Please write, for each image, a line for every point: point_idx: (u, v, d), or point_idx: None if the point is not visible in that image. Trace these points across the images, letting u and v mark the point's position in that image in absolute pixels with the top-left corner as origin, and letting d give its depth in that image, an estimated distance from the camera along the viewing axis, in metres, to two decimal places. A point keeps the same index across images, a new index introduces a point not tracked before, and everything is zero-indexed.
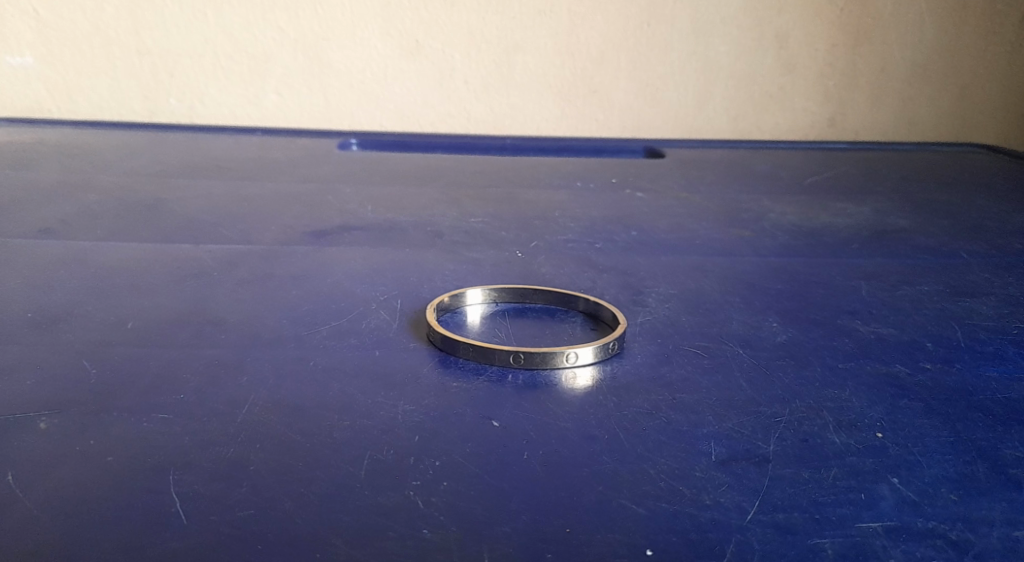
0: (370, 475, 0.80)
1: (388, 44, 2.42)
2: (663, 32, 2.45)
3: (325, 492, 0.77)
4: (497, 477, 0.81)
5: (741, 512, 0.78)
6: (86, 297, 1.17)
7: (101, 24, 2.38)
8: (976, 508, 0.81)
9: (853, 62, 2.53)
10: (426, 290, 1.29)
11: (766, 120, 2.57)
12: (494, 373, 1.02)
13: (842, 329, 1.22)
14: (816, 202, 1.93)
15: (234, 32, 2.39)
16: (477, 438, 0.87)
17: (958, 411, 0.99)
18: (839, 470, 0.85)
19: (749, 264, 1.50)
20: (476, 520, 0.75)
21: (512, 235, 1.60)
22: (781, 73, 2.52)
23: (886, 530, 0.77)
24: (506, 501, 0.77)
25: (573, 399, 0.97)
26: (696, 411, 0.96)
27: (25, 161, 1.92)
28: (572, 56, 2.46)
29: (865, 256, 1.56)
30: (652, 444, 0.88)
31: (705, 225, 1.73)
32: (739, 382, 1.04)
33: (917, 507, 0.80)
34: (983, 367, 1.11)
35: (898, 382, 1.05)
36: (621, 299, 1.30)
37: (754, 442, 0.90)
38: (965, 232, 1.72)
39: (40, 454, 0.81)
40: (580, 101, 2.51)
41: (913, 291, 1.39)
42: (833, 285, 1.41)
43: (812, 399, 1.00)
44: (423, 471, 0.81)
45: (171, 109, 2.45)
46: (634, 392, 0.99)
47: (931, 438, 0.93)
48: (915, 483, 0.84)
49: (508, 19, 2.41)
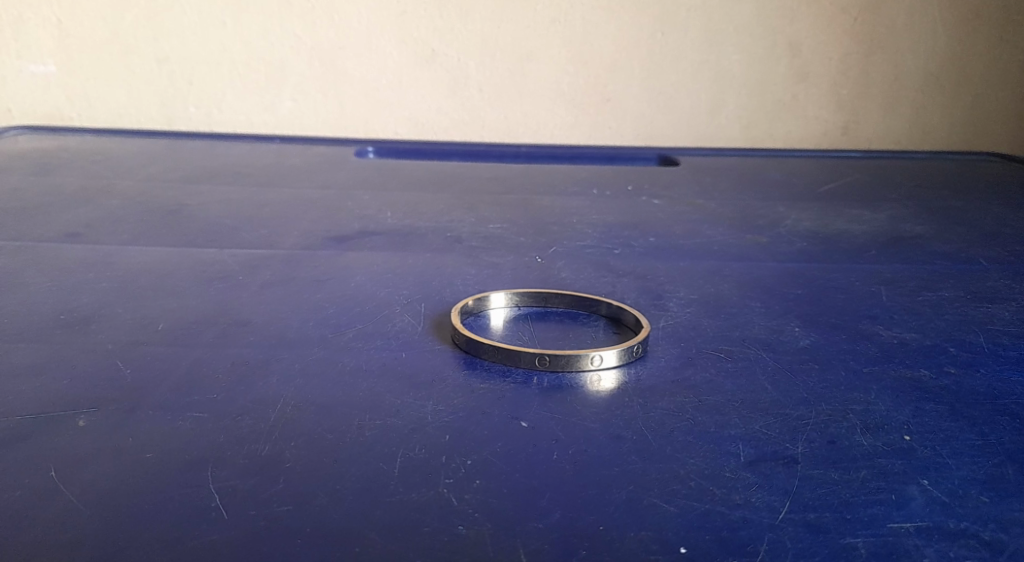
0: (402, 472, 0.80)
1: (403, 51, 2.44)
2: (676, 40, 2.46)
3: (359, 488, 0.78)
4: (528, 476, 0.81)
5: (772, 511, 0.78)
6: (113, 299, 1.18)
7: (120, 32, 2.40)
8: (1007, 509, 0.81)
9: (865, 71, 2.54)
10: (447, 293, 1.29)
11: (780, 129, 2.57)
12: (519, 374, 1.02)
13: (864, 333, 1.22)
14: (831, 209, 1.93)
15: (251, 39, 2.41)
16: (506, 437, 0.88)
17: (983, 414, 0.99)
18: (867, 471, 0.85)
19: (767, 270, 1.50)
20: (510, 517, 0.75)
21: (530, 240, 1.61)
22: (795, 81, 2.53)
23: (917, 530, 0.77)
24: (539, 498, 0.78)
25: (598, 400, 0.97)
26: (722, 412, 0.96)
27: (45, 167, 1.94)
28: (585, 65, 2.47)
29: (881, 262, 1.56)
30: (680, 445, 0.89)
31: (721, 231, 1.73)
32: (764, 385, 1.04)
33: (947, 507, 0.80)
34: (1007, 371, 1.11)
35: (922, 386, 1.05)
36: (641, 303, 1.31)
37: (781, 444, 0.90)
38: (982, 239, 1.72)
39: (76, 451, 0.82)
40: (593, 108, 2.52)
41: (932, 296, 1.39)
42: (852, 290, 1.41)
43: (837, 402, 1.00)
44: (454, 469, 0.81)
45: (188, 116, 2.47)
46: (660, 394, 0.99)
47: (958, 440, 0.93)
48: (944, 484, 0.84)
49: (521, 27, 2.42)
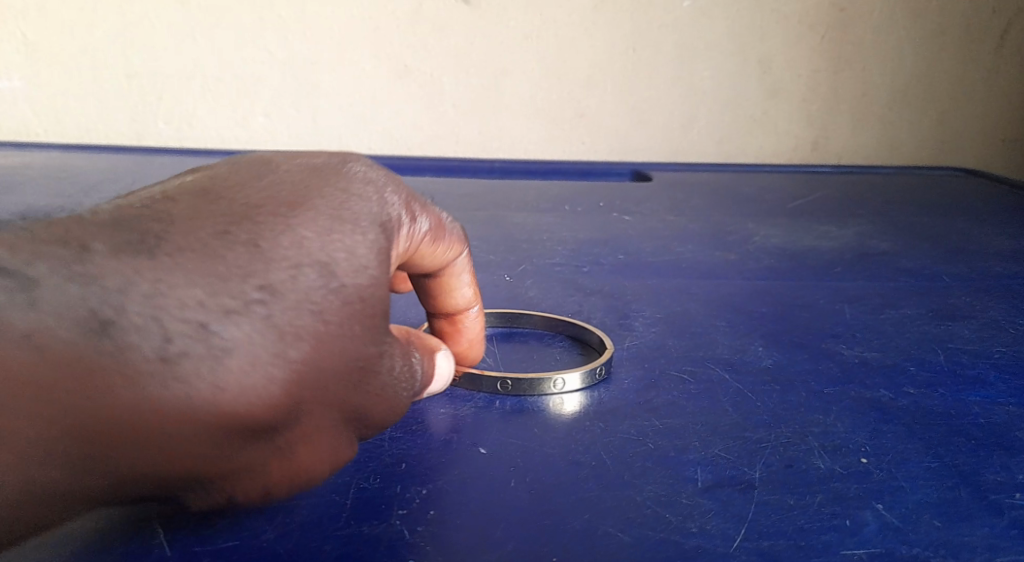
0: (356, 503, 0.80)
1: (377, 67, 2.44)
2: (648, 57, 2.47)
3: (309, 521, 0.77)
4: (484, 504, 0.81)
5: (726, 539, 0.78)
6: None
7: (91, 47, 2.42)
8: (960, 533, 0.82)
9: (834, 88, 2.56)
10: (413, 312, 1.29)
11: (751, 145, 2.60)
12: (482, 398, 1.02)
13: (827, 353, 1.23)
14: (800, 225, 1.95)
15: (224, 55, 2.42)
16: (463, 464, 0.88)
17: (939, 435, 0.99)
18: (823, 496, 0.86)
19: (734, 288, 1.51)
20: (463, 549, 0.75)
21: (500, 258, 1.62)
22: (765, 98, 2.55)
23: (869, 557, 0.77)
24: (493, 529, 0.78)
25: (559, 424, 0.97)
26: (682, 436, 0.96)
27: (12, 182, 1.94)
28: (559, 80, 2.48)
29: (846, 279, 1.58)
30: (639, 471, 0.89)
31: (690, 248, 1.75)
32: (725, 407, 1.04)
33: (900, 533, 0.81)
34: (966, 392, 1.12)
35: (882, 407, 1.06)
36: (607, 323, 1.31)
37: (739, 468, 0.90)
38: (946, 255, 1.74)
39: None
40: (568, 124, 2.53)
41: (895, 314, 1.40)
42: (817, 309, 1.42)
43: (797, 425, 1.00)
44: (408, 499, 0.81)
45: (160, 131, 2.49)
46: (621, 417, 1.00)
47: (914, 463, 0.93)
48: (898, 509, 0.84)
49: (496, 43, 2.43)
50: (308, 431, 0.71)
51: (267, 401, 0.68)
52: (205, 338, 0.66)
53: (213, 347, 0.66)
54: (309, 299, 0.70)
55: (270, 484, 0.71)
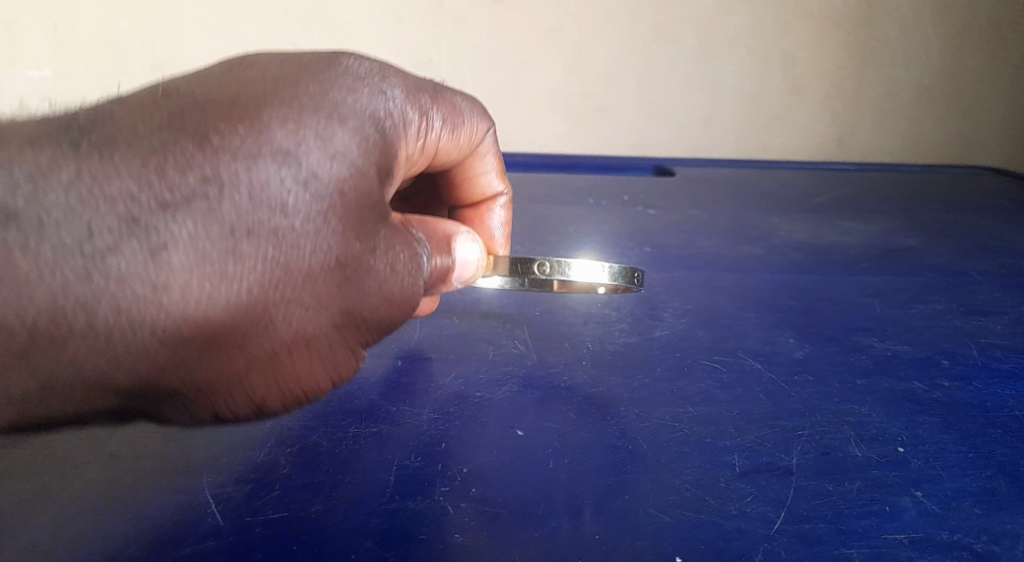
0: (399, 480, 0.87)
1: (398, 59, 2.42)
2: (668, 52, 2.41)
3: (353, 496, 0.86)
4: (524, 485, 0.87)
5: (767, 521, 0.84)
6: None
7: (112, 37, 2.41)
8: (999, 521, 0.85)
9: (855, 87, 2.46)
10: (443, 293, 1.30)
11: (773, 141, 2.53)
12: (516, 383, 1.02)
13: (857, 346, 1.21)
14: (825, 221, 1.94)
15: (246, 46, 2.41)
16: (501, 446, 0.91)
17: (975, 426, 0.99)
18: (862, 482, 0.88)
19: (761, 282, 1.50)
20: (505, 527, 0.83)
21: (525, 249, 1.62)
22: (787, 95, 2.46)
23: (910, 541, 0.83)
24: (535, 508, 0.84)
25: (594, 411, 0.97)
26: (716, 423, 0.96)
27: None
28: (580, 74, 2.44)
29: (874, 274, 1.58)
30: (676, 455, 0.91)
31: (715, 242, 1.74)
32: (759, 396, 1.02)
33: (940, 519, 0.85)
34: (999, 386, 1.12)
35: (916, 398, 1.04)
36: None
37: (775, 454, 0.91)
38: (973, 252, 1.73)
39: (74, 459, 0.90)
40: (589, 119, 2.50)
41: (924, 309, 1.40)
42: (846, 302, 1.42)
43: (831, 414, 0.99)
44: (449, 478, 0.88)
45: None
46: (656, 404, 0.99)
47: (951, 453, 0.94)
48: (937, 495, 0.88)
49: (519, 37, 2.38)
50: (270, 322, 0.83)
51: (232, 303, 0.80)
52: (201, 259, 0.79)
53: (186, 263, 0.79)
54: (264, 213, 0.81)
55: (243, 369, 0.84)
